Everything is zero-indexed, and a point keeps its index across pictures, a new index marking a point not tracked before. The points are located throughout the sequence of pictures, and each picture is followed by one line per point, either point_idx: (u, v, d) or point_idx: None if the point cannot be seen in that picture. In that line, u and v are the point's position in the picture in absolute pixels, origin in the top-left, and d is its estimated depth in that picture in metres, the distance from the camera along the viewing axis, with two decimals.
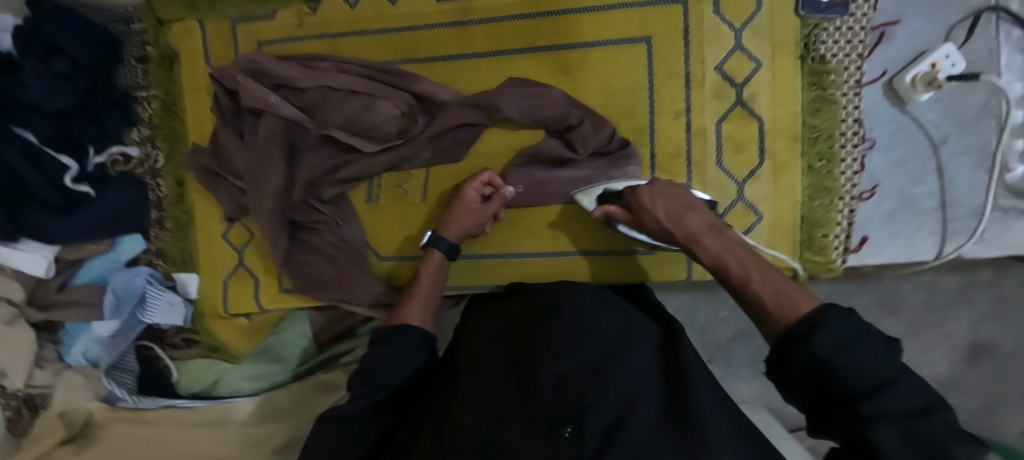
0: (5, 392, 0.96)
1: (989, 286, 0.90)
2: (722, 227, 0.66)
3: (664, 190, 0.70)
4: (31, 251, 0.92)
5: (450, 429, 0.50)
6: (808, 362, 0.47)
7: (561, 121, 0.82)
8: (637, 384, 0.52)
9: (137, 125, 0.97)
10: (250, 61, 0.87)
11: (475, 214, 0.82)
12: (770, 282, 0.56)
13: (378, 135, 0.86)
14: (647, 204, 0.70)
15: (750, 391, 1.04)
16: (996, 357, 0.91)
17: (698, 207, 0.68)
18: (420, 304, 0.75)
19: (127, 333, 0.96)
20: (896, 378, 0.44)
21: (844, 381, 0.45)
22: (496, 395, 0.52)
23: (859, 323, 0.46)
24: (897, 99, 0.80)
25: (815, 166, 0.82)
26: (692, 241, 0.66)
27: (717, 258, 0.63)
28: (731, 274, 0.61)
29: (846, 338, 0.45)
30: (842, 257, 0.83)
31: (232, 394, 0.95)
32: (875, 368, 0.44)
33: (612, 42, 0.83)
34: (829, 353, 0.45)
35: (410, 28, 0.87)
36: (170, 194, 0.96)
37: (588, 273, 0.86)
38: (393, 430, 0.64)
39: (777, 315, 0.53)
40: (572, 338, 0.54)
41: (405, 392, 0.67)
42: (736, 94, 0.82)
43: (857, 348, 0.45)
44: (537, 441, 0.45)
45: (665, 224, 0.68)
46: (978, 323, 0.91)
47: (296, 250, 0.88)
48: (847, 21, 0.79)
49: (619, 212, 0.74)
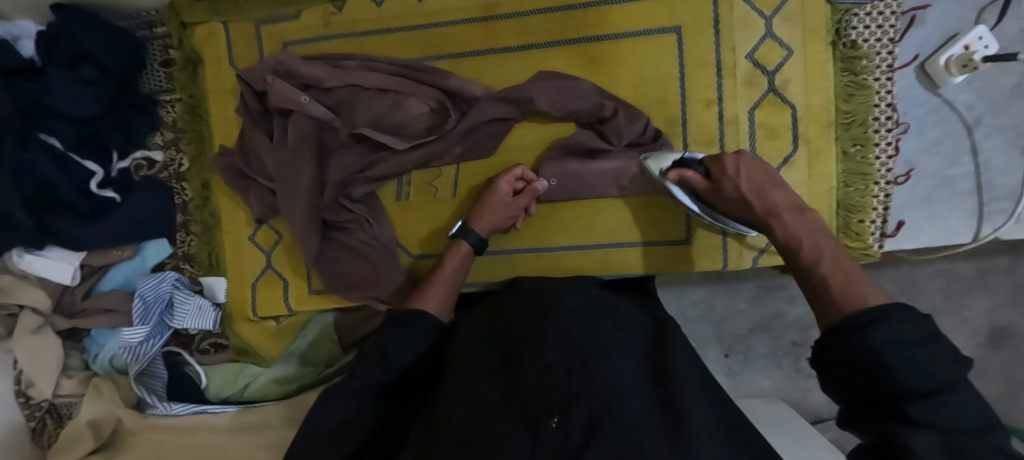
0: (30, 402, 0.95)
1: (1007, 272, 0.90)
2: (806, 209, 0.64)
3: (750, 161, 0.69)
4: (55, 257, 0.92)
5: (440, 422, 0.52)
6: (858, 354, 0.42)
7: (595, 112, 0.81)
8: (625, 375, 0.53)
9: (160, 128, 0.96)
10: (278, 62, 0.85)
11: (507, 207, 0.81)
12: (841, 267, 0.54)
13: (408, 132, 0.85)
14: (731, 171, 0.69)
15: (769, 383, 1.03)
16: (1015, 343, 0.92)
17: (782, 187, 0.67)
18: (438, 294, 0.72)
19: (155, 339, 0.94)
20: (955, 387, 0.39)
21: (892, 379, 0.40)
22: (485, 389, 0.54)
23: (930, 327, 0.41)
24: (929, 82, 0.81)
25: (849, 152, 0.81)
26: (771, 216, 0.64)
27: (792, 236, 0.61)
28: (803, 254, 0.58)
29: (908, 338, 0.40)
30: (879, 243, 0.83)
31: (262, 398, 0.94)
32: (932, 372, 0.39)
33: (643, 32, 0.82)
34: (887, 347, 0.40)
35: (438, 24, 0.86)
36: (196, 197, 0.95)
37: (624, 266, 0.86)
38: (393, 417, 0.63)
39: (838, 302, 0.49)
40: (558, 333, 0.56)
41: (404, 378, 0.65)
42: (768, 81, 0.82)
43: (915, 351, 0.40)
44: (526, 435, 0.47)
45: (747, 193, 0.67)
46: (999, 308, 0.91)
47: (327, 250, 0.87)
48: (877, 6, 0.78)
49: (696, 177, 0.73)
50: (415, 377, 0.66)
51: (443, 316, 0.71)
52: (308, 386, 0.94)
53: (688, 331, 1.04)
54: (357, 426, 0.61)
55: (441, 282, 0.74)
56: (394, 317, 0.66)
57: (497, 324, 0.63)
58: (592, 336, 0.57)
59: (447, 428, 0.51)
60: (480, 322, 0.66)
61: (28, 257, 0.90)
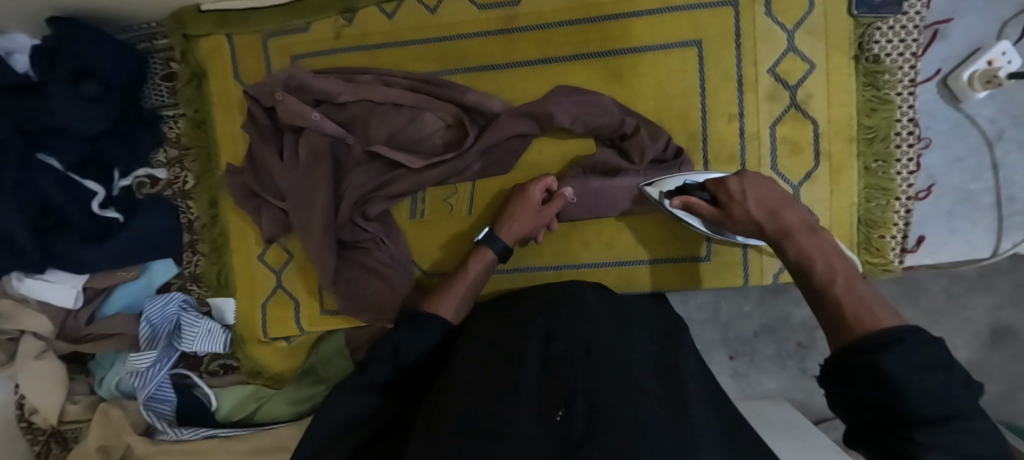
0: (33, 427, 0.94)
1: (1007, 272, 0.85)
2: (819, 228, 0.60)
3: (756, 182, 0.67)
4: (58, 281, 0.89)
5: (439, 410, 0.49)
6: (870, 374, 0.40)
7: (615, 129, 0.80)
8: (632, 368, 0.51)
9: (164, 145, 0.94)
10: (289, 76, 0.83)
11: (537, 216, 0.78)
12: (855, 289, 0.50)
13: (424, 148, 0.83)
14: (737, 195, 0.66)
15: (775, 385, 0.97)
16: (1016, 342, 0.86)
17: (794, 205, 0.65)
18: (456, 298, 0.71)
19: (165, 363, 0.91)
20: (969, 416, 0.36)
21: (904, 404, 0.37)
22: (487, 376, 0.51)
23: (943, 354, 0.38)
24: (951, 97, 0.80)
25: (871, 167, 0.80)
26: (783, 235, 0.61)
27: (804, 256, 0.57)
28: (816, 275, 0.55)
29: (924, 363, 0.38)
30: (899, 258, 0.82)
31: (274, 420, 0.92)
32: (947, 399, 0.37)
33: (664, 46, 0.81)
34: (899, 371, 0.38)
35: (453, 37, 0.84)
36: (203, 216, 0.93)
37: (646, 283, 0.85)
38: (396, 420, 0.59)
39: (850, 325, 0.46)
40: (565, 328, 0.55)
41: (405, 375, 0.61)
42: (790, 96, 0.81)
43: (928, 376, 0.37)
44: (529, 422, 0.44)
45: (758, 217, 0.64)
46: (997, 307, 0.86)
47: (343, 270, 0.84)
48: (900, 20, 0.77)
49: (702, 204, 0.70)
50: (416, 375, 0.62)
51: (456, 319, 0.70)
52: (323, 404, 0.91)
53: (693, 334, 0.98)
54: (361, 425, 0.57)
55: (462, 285, 0.73)
56: (411, 314, 0.65)
57: (503, 321, 0.62)
58: (599, 332, 0.55)
59: (448, 418, 0.48)
60: (488, 319, 0.64)
61: (28, 280, 0.87)
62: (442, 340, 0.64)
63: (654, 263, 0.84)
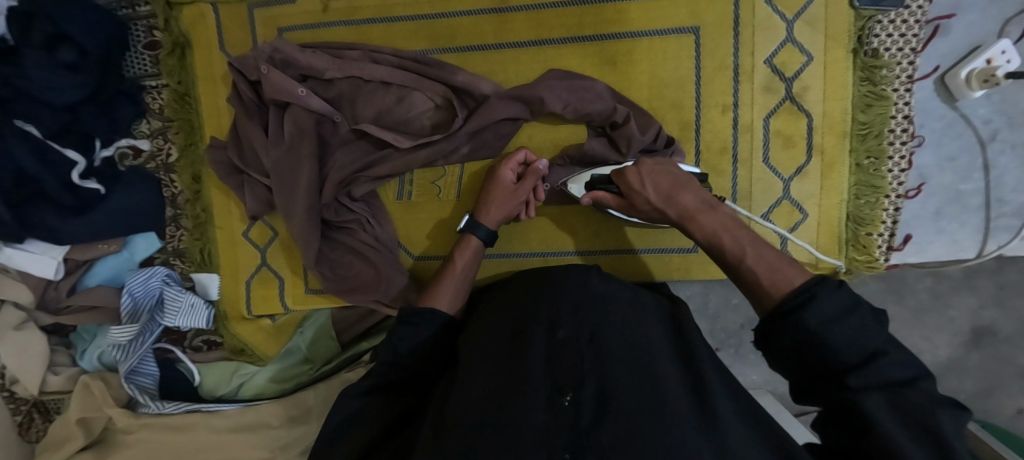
0: (15, 397, 0.95)
1: (994, 272, 0.84)
2: (717, 203, 0.61)
3: (652, 169, 0.67)
4: (39, 252, 0.88)
5: (449, 406, 0.48)
6: (796, 334, 0.41)
7: (607, 116, 0.78)
8: (640, 353, 0.50)
9: (146, 116, 0.92)
10: (274, 50, 0.79)
11: (513, 194, 0.77)
12: (764, 257, 0.52)
13: (412, 128, 0.82)
14: (637, 186, 0.67)
15: (759, 376, 0.97)
16: (996, 342, 0.85)
17: (690, 183, 0.65)
18: (450, 290, 0.70)
19: (147, 336, 0.91)
20: (887, 349, 0.39)
21: (829, 355, 0.40)
22: (494, 366, 0.50)
23: (850, 295, 0.41)
24: (948, 95, 0.79)
25: (861, 164, 0.80)
26: (685, 219, 0.62)
27: (710, 235, 0.58)
28: (725, 251, 0.56)
29: (837, 311, 0.40)
30: (886, 256, 0.82)
31: (258, 396, 0.93)
32: (865, 338, 0.39)
33: (661, 31, 0.79)
34: (819, 326, 0.40)
35: (444, 15, 0.82)
36: (187, 191, 0.92)
37: (632, 273, 0.85)
38: (404, 419, 0.57)
39: (768, 288, 0.48)
40: (569, 311, 0.54)
41: (400, 371, 0.60)
42: (785, 88, 0.80)
43: (846, 322, 0.40)
44: (538, 409, 0.43)
45: (657, 203, 0.64)
46: (981, 307, 0.85)
47: (328, 251, 0.84)
48: (901, 14, 0.75)
49: (607, 197, 0.71)
50: (419, 368, 0.60)
51: (456, 312, 0.69)
52: (305, 383, 0.92)
53: None
54: (365, 424, 0.56)
55: (453, 279, 0.71)
56: (407, 316, 0.62)
57: (505, 309, 0.61)
58: (603, 315, 0.54)
59: (456, 410, 0.47)
60: (488, 313, 0.63)
61: (8, 250, 0.86)
62: (435, 334, 0.62)
63: (642, 253, 0.84)
